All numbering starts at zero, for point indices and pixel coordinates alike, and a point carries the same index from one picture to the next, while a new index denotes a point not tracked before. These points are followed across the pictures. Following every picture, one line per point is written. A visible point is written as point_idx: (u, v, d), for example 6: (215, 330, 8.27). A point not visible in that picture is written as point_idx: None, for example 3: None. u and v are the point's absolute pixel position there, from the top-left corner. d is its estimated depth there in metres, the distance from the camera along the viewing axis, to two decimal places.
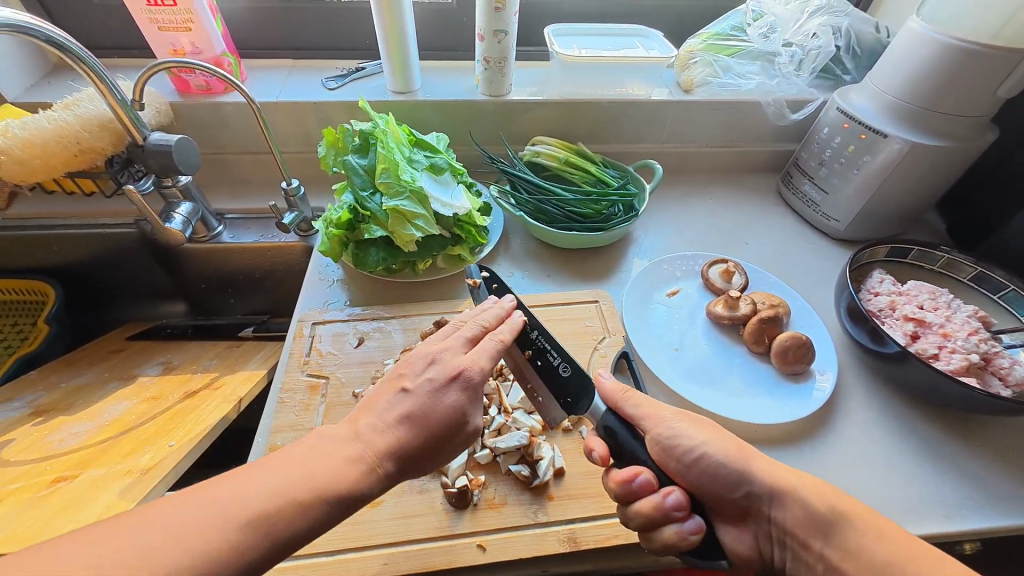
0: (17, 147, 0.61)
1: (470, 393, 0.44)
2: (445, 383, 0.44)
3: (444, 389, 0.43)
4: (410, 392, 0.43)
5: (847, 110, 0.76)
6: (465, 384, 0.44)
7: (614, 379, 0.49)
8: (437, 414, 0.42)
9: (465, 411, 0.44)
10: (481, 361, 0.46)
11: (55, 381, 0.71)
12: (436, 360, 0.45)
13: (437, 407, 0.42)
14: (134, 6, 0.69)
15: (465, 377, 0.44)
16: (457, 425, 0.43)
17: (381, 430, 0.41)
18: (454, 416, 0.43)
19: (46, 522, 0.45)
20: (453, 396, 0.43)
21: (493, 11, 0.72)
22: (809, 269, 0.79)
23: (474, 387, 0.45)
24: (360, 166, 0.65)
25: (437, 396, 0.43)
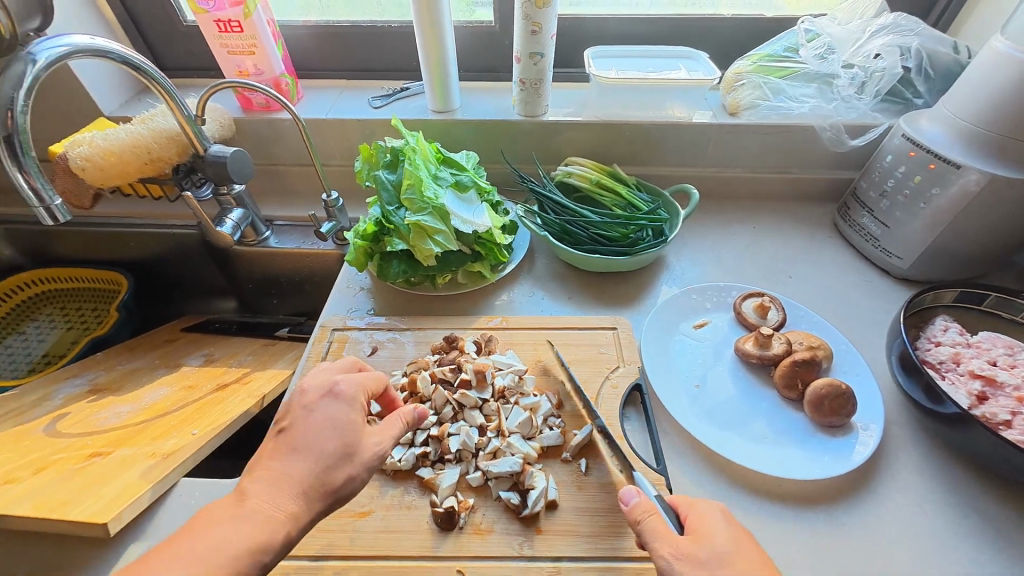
0: (99, 155, 0.69)
1: (348, 406, 0.44)
2: (318, 406, 0.44)
3: (317, 413, 0.43)
4: (288, 429, 0.43)
5: (914, 136, 0.69)
6: (341, 399, 0.45)
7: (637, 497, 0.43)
8: (324, 433, 0.42)
9: (352, 429, 0.43)
10: (351, 378, 0.47)
11: (114, 363, 0.79)
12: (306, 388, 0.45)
13: (320, 428, 0.42)
14: (208, 34, 0.77)
15: (341, 394, 0.45)
16: (352, 442, 0.43)
17: (275, 467, 0.40)
18: (343, 430, 0.43)
19: (77, 493, 0.49)
20: (335, 413, 0.43)
21: (530, 34, 0.73)
22: (861, 311, 0.71)
23: (351, 403, 0.45)
24: (388, 181, 0.68)
25: (316, 419, 0.43)
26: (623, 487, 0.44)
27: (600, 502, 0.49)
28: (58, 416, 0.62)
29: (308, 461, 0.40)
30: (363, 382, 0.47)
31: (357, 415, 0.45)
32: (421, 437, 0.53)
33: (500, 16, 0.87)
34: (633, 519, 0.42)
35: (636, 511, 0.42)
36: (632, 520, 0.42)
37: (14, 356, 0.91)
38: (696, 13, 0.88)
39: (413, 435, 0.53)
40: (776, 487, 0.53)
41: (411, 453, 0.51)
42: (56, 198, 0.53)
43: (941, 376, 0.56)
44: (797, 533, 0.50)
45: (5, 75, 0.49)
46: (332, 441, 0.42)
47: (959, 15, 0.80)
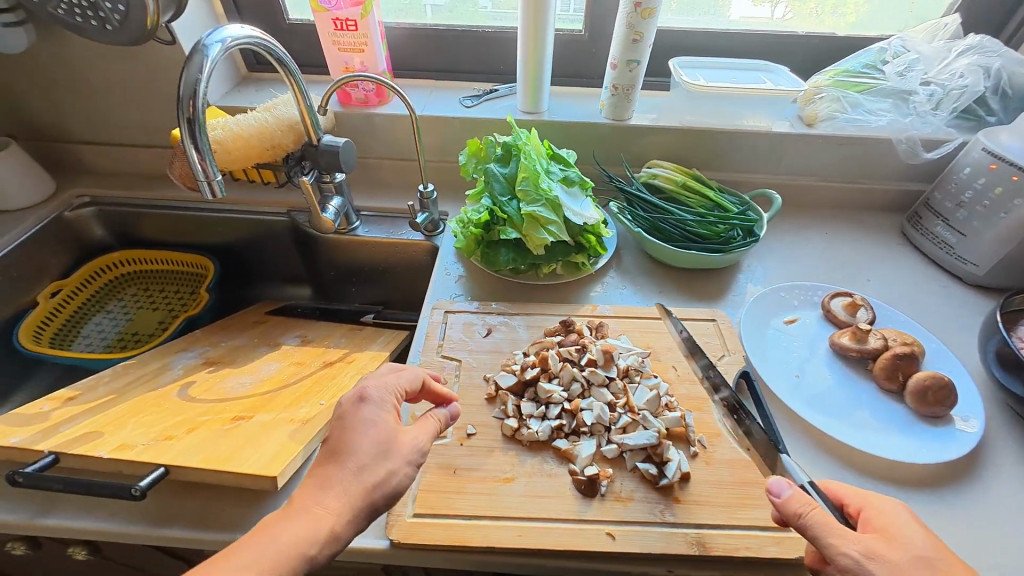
0: (229, 139, 0.73)
1: (380, 407, 0.45)
2: (352, 413, 0.45)
3: (351, 417, 0.45)
4: (327, 438, 0.44)
5: (995, 150, 0.73)
6: (374, 402, 0.46)
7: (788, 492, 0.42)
8: (361, 436, 0.43)
9: (387, 429, 0.45)
10: (380, 382, 0.48)
11: (216, 339, 0.81)
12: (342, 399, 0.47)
13: (357, 431, 0.44)
14: (323, 32, 0.82)
15: (371, 399, 0.46)
16: (387, 440, 0.44)
17: (319, 471, 0.42)
18: (379, 430, 0.44)
19: (237, 450, 0.52)
20: (366, 416, 0.45)
21: (630, 42, 0.78)
22: (942, 314, 0.75)
23: (380, 404, 0.46)
24: (501, 174, 0.72)
25: (351, 424, 0.44)
26: (768, 479, 0.44)
27: (729, 476, 0.52)
28: (188, 384, 0.65)
29: (349, 461, 0.42)
30: (392, 383, 0.48)
31: (390, 417, 0.46)
32: (554, 410, 0.56)
33: (591, 25, 0.91)
34: (792, 513, 0.42)
35: (792, 503, 0.42)
36: (792, 512, 0.42)
37: (105, 335, 0.92)
38: (774, 30, 0.93)
39: (546, 409, 0.56)
40: (887, 471, 0.56)
41: (547, 426, 0.54)
42: (218, 175, 0.57)
43: None
44: (913, 513, 0.52)
45: (187, 63, 0.53)
46: (367, 442, 0.43)
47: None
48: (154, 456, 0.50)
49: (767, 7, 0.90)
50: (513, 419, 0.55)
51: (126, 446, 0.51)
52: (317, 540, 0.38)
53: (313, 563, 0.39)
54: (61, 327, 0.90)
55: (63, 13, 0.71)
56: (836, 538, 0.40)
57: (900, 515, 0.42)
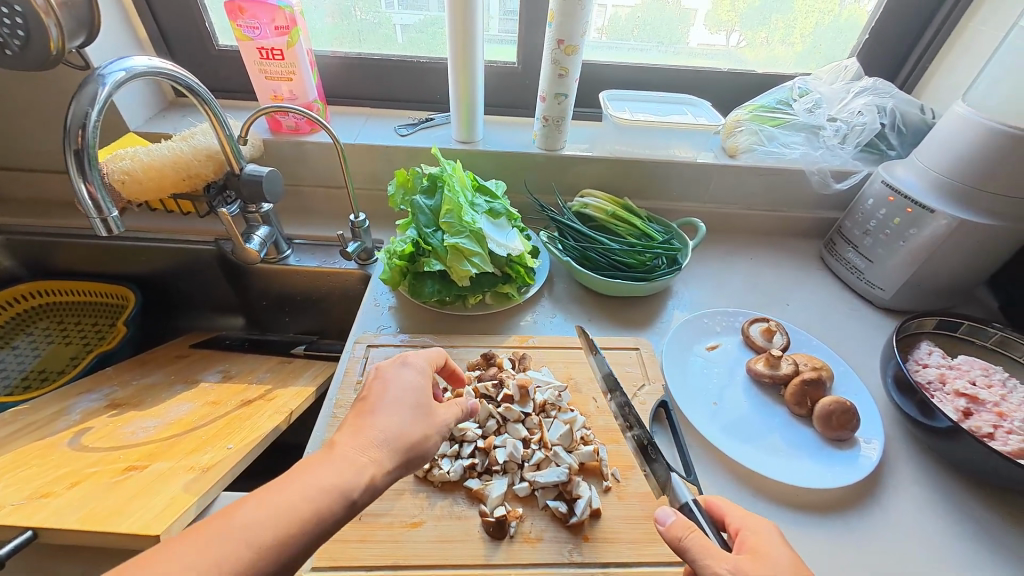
0: (140, 169, 0.71)
1: (419, 373, 0.50)
2: (390, 375, 0.49)
3: (390, 379, 0.48)
4: (366, 395, 0.47)
5: (893, 183, 0.78)
6: (410, 366, 0.50)
7: (674, 518, 0.44)
8: (400, 396, 0.47)
9: (424, 393, 0.48)
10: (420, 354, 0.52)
11: (127, 377, 0.76)
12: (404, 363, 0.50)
13: (395, 392, 0.47)
14: (249, 60, 0.80)
15: (411, 363, 0.50)
16: (426, 404, 0.47)
17: (360, 423, 0.44)
18: (415, 393, 0.48)
19: (122, 505, 0.48)
20: (406, 377, 0.48)
21: (556, 77, 0.80)
22: (853, 337, 0.79)
23: (418, 370, 0.50)
24: (426, 206, 0.72)
25: (390, 385, 0.48)
26: (656, 507, 0.45)
27: (639, 511, 0.52)
28: (83, 431, 0.61)
29: (387, 419, 0.44)
30: (427, 357, 0.53)
31: (427, 383, 0.49)
32: (468, 448, 0.55)
33: (524, 58, 0.94)
34: (676, 538, 0.43)
35: (675, 530, 0.43)
36: (675, 538, 0.43)
37: (7, 373, 0.85)
38: (698, 66, 0.98)
39: (460, 447, 0.55)
40: (794, 497, 0.57)
41: (459, 465, 0.53)
42: (113, 210, 0.55)
43: (931, 394, 0.62)
44: (817, 538, 0.54)
45: (78, 92, 0.51)
46: (405, 402, 0.46)
47: (923, 77, 0.94)
48: (23, 518, 0.46)
49: (722, 35, 0.93)
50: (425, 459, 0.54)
51: None
52: (360, 486, 0.39)
53: (353, 508, 0.39)
54: None
55: None
56: (709, 560, 0.41)
57: (769, 532, 0.44)
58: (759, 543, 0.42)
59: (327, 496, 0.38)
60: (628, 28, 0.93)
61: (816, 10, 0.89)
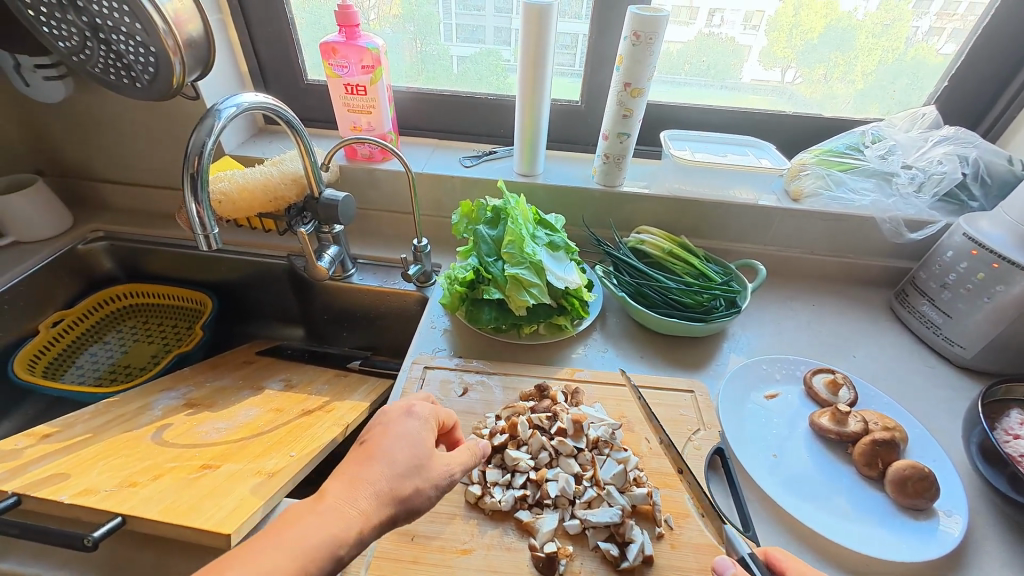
0: (235, 190, 0.78)
1: (422, 424, 0.49)
2: (394, 423, 0.48)
3: (394, 427, 0.48)
4: (367, 439, 0.47)
5: (976, 236, 0.74)
6: (415, 417, 0.49)
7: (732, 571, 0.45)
8: (399, 446, 0.46)
9: (425, 446, 0.47)
10: (426, 402, 0.51)
11: (202, 379, 0.82)
12: (410, 412, 0.49)
13: (395, 441, 0.46)
14: (336, 95, 0.88)
15: (417, 414, 0.49)
16: (423, 458, 0.46)
17: (354, 471, 0.43)
18: (415, 446, 0.47)
19: (198, 501, 0.52)
20: (408, 427, 0.48)
21: (621, 117, 0.82)
22: (928, 396, 0.74)
23: (423, 421, 0.49)
24: (489, 236, 0.75)
25: (392, 433, 0.47)
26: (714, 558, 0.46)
27: (694, 563, 0.51)
28: (163, 427, 0.66)
29: (383, 469, 0.44)
30: (435, 409, 0.52)
31: (429, 437, 0.48)
32: (520, 479, 0.55)
33: (587, 96, 0.97)
34: None
35: None
36: None
37: (98, 367, 0.94)
38: (762, 108, 0.98)
39: (512, 477, 0.56)
40: (864, 566, 0.54)
41: (510, 495, 0.54)
42: (214, 227, 0.61)
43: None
44: None
45: (200, 123, 0.58)
46: (403, 454, 0.45)
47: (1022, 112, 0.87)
48: (114, 504, 0.50)
49: (777, 71, 0.93)
50: (477, 486, 0.55)
51: (88, 492, 0.52)
52: (349, 542, 0.39)
53: (339, 563, 0.39)
54: (58, 356, 0.92)
55: (99, 71, 0.77)
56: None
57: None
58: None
59: (318, 547, 0.38)
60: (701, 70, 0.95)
61: (878, 45, 0.88)
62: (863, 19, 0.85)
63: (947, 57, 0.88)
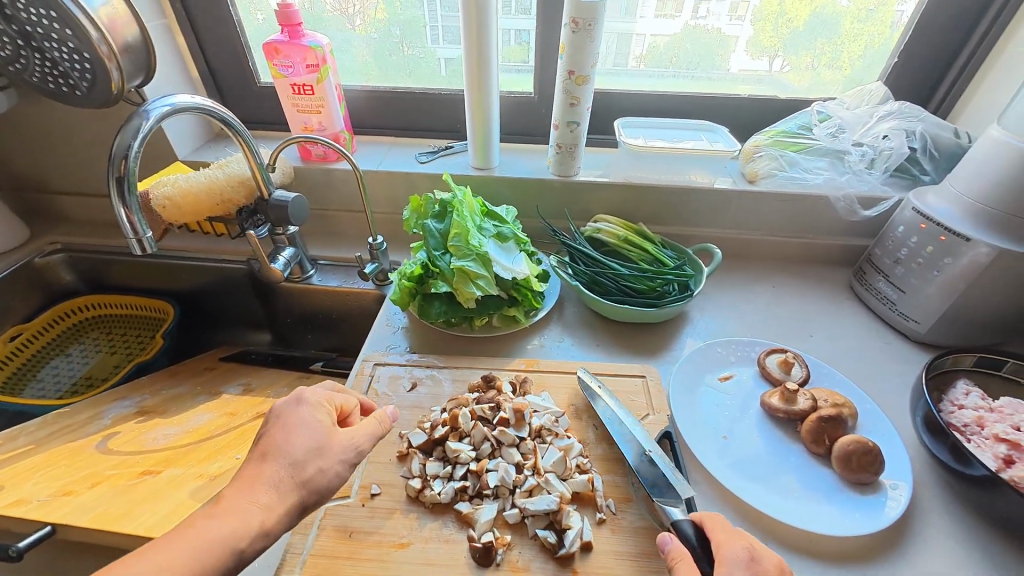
0: (179, 195, 0.77)
1: (317, 411, 0.49)
2: (288, 415, 0.49)
3: (288, 417, 0.48)
4: (262, 436, 0.47)
5: (924, 211, 0.74)
6: (307, 405, 0.50)
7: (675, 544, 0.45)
8: (297, 433, 0.47)
9: (322, 430, 0.48)
10: (318, 391, 0.52)
11: (158, 387, 0.81)
12: (302, 400, 0.50)
13: (292, 430, 0.47)
14: (283, 95, 0.87)
15: (308, 401, 0.50)
16: (319, 439, 0.47)
17: (252, 471, 0.44)
18: (312, 430, 0.47)
19: (132, 507, 0.52)
20: (301, 417, 0.48)
21: (569, 106, 0.82)
22: (882, 372, 0.74)
23: (315, 408, 0.50)
24: (436, 229, 0.74)
25: (287, 425, 0.47)
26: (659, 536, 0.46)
27: (634, 547, 0.50)
28: (110, 435, 0.66)
29: (279, 460, 0.45)
30: (330, 394, 0.52)
31: (325, 420, 0.49)
32: (461, 471, 0.55)
33: (541, 87, 0.97)
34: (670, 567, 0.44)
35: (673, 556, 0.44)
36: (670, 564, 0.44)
37: (60, 379, 0.93)
38: (719, 93, 0.98)
39: (453, 469, 0.56)
40: (809, 543, 0.53)
41: (450, 487, 0.53)
42: (147, 231, 0.60)
43: (966, 439, 0.57)
44: None
45: (125, 125, 0.57)
46: (301, 440, 0.46)
47: (970, 86, 0.87)
48: (46, 513, 0.50)
49: (765, 60, 0.94)
50: (418, 479, 0.54)
51: (21, 502, 0.51)
52: (249, 535, 0.40)
53: (241, 559, 0.40)
54: (17, 370, 0.91)
55: (37, 80, 0.76)
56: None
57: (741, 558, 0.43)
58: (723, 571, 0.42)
59: (211, 551, 0.38)
60: (685, 57, 0.95)
61: (866, 32, 0.88)
62: (851, 6, 0.85)
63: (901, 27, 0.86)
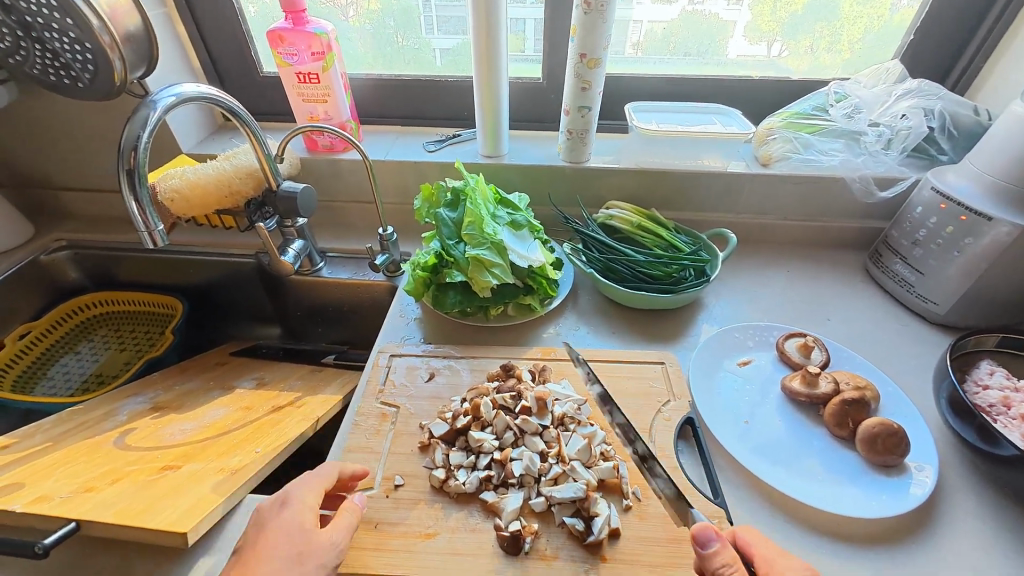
0: (187, 187, 0.76)
1: (299, 510, 0.47)
2: (270, 519, 0.47)
3: (269, 523, 0.47)
4: (242, 547, 0.46)
5: (944, 190, 0.73)
6: (290, 504, 0.48)
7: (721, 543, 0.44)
8: (275, 544, 0.45)
9: (304, 532, 0.46)
10: (301, 483, 0.50)
11: (170, 382, 0.81)
12: (285, 500, 0.48)
13: (274, 538, 0.45)
14: (288, 84, 0.85)
15: (290, 501, 0.48)
16: (299, 545, 0.45)
17: None
18: (293, 536, 0.46)
19: (154, 502, 0.51)
20: (283, 521, 0.46)
21: (580, 90, 0.80)
22: (902, 355, 0.73)
23: (300, 507, 0.48)
24: (449, 218, 0.73)
25: (269, 532, 0.46)
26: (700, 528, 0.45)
27: (661, 533, 0.50)
28: (127, 431, 0.65)
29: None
30: (314, 480, 0.50)
31: (307, 517, 0.47)
32: (484, 460, 0.55)
33: (549, 73, 0.95)
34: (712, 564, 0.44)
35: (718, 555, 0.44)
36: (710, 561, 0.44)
37: (71, 376, 0.92)
38: (727, 75, 0.96)
39: (476, 459, 0.55)
40: (836, 526, 0.53)
41: (474, 477, 0.53)
42: (158, 224, 0.59)
43: (994, 418, 0.57)
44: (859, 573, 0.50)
45: (133, 116, 0.56)
46: (281, 548, 0.45)
47: (988, 62, 0.86)
48: (68, 510, 0.49)
49: (764, 45, 0.93)
50: (441, 469, 0.54)
51: (43, 499, 0.51)
52: None
53: None
54: (27, 368, 0.90)
55: (38, 72, 0.74)
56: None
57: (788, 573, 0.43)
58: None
59: None
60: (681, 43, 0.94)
61: (865, 15, 0.87)
62: None
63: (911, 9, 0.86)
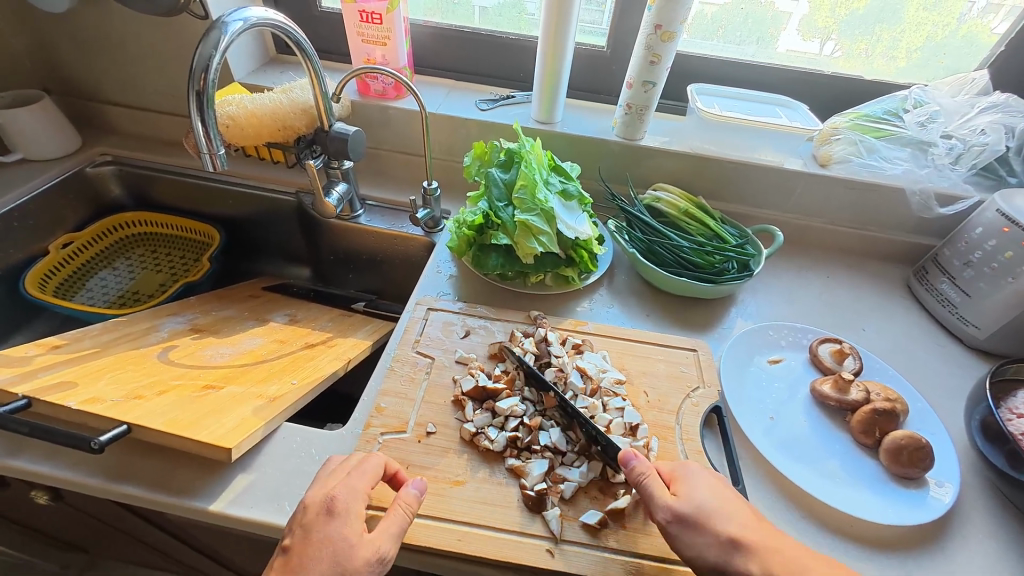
0: (243, 117, 0.76)
1: (346, 521, 0.44)
2: (318, 526, 0.44)
3: (319, 528, 0.44)
4: (289, 548, 0.44)
5: (1010, 213, 0.71)
6: (338, 515, 0.45)
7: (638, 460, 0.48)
8: (322, 555, 0.42)
9: (351, 550, 0.43)
10: (348, 487, 0.47)
11: (207, 307, 0.83)
12: (333, 507, 0.45)
13: (318, 550, 0.43)
14: (349, 22, 0.83)
15: (338, 511, 0.45)
16: (347, 561, 0.43)
17: None
18: (341, 551, 0.43)
19: (202, 417, 0.53)
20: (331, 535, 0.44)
21: (648, 64, 0.77)
22: (935, 373, 0.73)
23: (346, 517, 0.45)
24: (501, 179, 0.72)
25: (315, 540, 0.43)
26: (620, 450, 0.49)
27: None
28: (170, 347, 0.68)
29: None
30: (360, 487, 0.47)
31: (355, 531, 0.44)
32: (511, 424, 0.57)
33: (614, 43, 0.92)
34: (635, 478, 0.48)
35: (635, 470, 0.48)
36: (633, 480, 0.48)
37: (107, 291, 0.94)
38: (796, 67, 0.93)
39: (505, 420, 0.57)
40: (847, 526, 0.55)
41: (504, 436, 0.55)
42: (220, 148, 0.59)
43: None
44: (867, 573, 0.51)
45: (205, 37, 0.55)
46: (326, 560, 0.42)
47: None
48: (121, 413, 0.51)
49: (816, 42, 0.89)
50: (473, 424, 0.56)
51: (96, 400, 0.53)
52: None
53: None
54: (67, 279, 0.92)
55: None
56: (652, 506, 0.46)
57: (697, 475, 0.48)
58: (687, 488, 0.47)
59: None
60: (729, 26, 0.90)
61: (930, 22, 0.83)
62: None
63: (998, 35, 0.83)
